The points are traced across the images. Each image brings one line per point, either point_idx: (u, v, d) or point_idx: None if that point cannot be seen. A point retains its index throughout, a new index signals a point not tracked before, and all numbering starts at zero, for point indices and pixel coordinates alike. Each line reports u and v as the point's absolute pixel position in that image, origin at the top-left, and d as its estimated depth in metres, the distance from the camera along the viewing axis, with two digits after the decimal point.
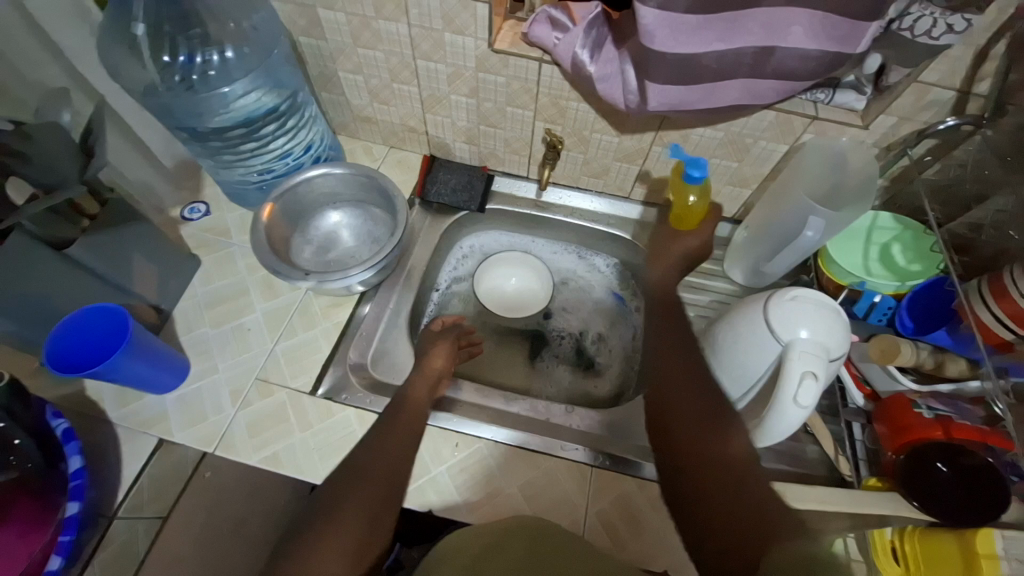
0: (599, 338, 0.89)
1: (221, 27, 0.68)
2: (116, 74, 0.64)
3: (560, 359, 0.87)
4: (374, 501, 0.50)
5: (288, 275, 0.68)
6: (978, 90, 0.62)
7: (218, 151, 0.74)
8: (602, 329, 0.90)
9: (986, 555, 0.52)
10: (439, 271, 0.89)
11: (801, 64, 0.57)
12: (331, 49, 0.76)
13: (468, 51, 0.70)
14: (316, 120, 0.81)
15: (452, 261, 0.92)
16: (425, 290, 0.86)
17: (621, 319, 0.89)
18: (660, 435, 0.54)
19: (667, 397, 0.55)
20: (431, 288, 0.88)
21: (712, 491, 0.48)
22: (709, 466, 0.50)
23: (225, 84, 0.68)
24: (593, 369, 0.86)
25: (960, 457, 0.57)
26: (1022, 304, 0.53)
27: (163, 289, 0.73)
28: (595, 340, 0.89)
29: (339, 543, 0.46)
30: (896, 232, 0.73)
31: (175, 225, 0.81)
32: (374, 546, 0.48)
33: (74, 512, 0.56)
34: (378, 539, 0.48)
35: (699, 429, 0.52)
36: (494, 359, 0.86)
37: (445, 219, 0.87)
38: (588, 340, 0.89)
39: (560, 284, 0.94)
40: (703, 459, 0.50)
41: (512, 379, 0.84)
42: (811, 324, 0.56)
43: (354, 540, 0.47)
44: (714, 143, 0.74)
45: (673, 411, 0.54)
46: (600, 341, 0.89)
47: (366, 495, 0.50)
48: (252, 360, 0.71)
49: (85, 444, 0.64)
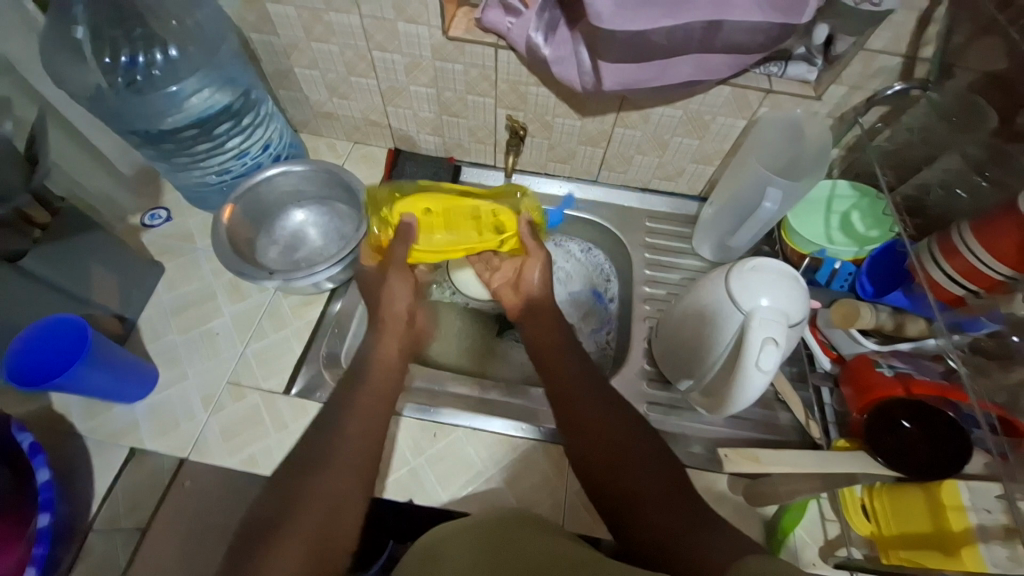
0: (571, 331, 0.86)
1: (164, 25, 0.67)
2: (60, 80, 0.63)
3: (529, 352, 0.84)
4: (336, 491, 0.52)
5: (252, 276, 0.67)
6: (923, 55, 0.63)
7: (172, 153, 0.72)
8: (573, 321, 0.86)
9: (952, 506, 0.56)
10: None
11: (749, 38, 0.58)
12: (284, 44, 0.74)
13: (422, 40, 0.70)
14: (273, 117, 0.79)
15: None
16: None
17: (595, 314, 0.87)
18: (584, 459, 0.58)
19: (582, 422, 0.60)
20: None
21: (644, 507, 0.52)
22: (640, 482, 0.54)
23: (173, 84, 0.68)
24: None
25: (922, 412, 0.59)
26: (970, 261, 0.55)
27: (126, 299, 0.71)
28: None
29: (295, 541, 0.48)
30: (854, 200, 0.75)
31: (136, 233, 0.79)
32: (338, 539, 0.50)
33: (46, 524, 0.55)
34: (338, 533, 0.50)
35: (623, 451, 0.56)
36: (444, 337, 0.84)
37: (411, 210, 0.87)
38: None
39: None
40: (624, 474, 0.55)
41: (462, 361, 0.82)
42: (769, 292, 0.57)
43: (313, 531, 0.49)
44: (675, 122, 0.75)
45: (593, 432, 0.59)
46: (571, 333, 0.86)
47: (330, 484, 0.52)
48: (224, 364, 0.70)
49: (55, 459, 0.63)
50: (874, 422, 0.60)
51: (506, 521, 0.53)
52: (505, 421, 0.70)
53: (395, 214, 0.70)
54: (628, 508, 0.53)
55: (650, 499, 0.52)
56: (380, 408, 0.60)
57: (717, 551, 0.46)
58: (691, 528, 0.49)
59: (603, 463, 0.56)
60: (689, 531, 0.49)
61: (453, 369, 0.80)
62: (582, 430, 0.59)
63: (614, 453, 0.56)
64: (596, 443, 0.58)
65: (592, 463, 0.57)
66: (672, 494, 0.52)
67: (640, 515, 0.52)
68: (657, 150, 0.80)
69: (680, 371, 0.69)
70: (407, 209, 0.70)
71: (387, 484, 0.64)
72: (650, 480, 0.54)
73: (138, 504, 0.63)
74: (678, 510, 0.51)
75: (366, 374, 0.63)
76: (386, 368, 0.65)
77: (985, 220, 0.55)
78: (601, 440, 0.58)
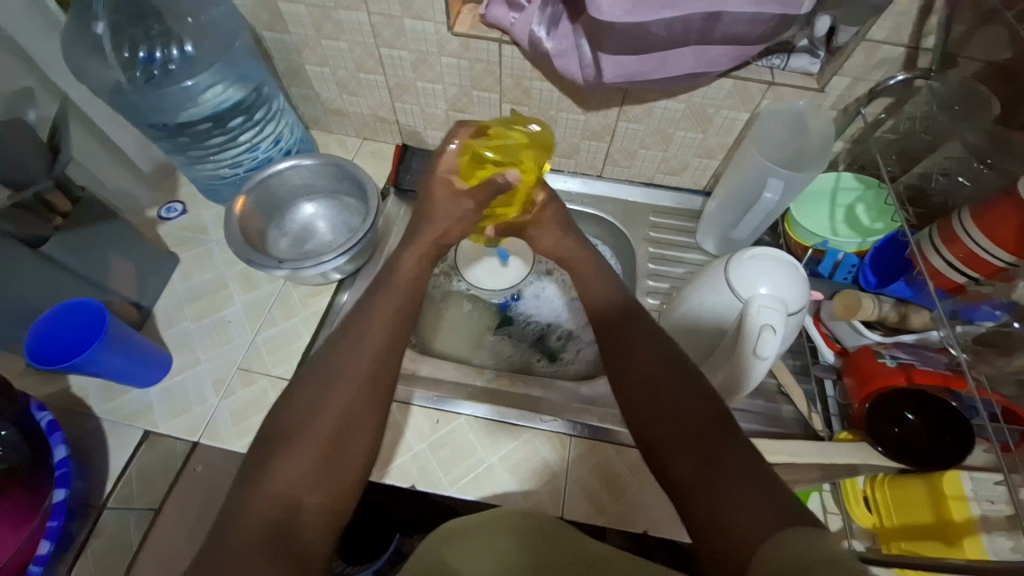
0: (569, 336, 0.84)
1: (180, 24, 0.70)
2: (81, 75, 0.66)
3: (516, 347, 0.85)
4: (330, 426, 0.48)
5: (262, 264, 0.69)
6: (926, 45, 0.63)
7: (186, 146, 0.75)
8: (573, 325, 0.85)
9: (954, 496, 0.56)
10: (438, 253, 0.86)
11: (749, 29, 0.59)
12: (296, 42, 0.77)
13: (429, 36, 0.71)
14: (284, 113, 0.82)
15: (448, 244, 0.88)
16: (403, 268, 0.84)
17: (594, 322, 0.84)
18: (628, 402, 0.53)
19: (627, 360, 0.56)
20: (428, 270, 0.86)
21: (682, 447, 0.46)
22: (675, 423, 0.48)
23: (189, 78, 0.70)
24: (553, 364, 0.83)
25: (924, 402, 0.59)
26: (970, 246, 0.55)
27: (142, 287, 0.74)
28: (563, 335, 0.85)
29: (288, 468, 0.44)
30: (860, 192, 0.74)
31: (154, 225, 0.82)
32: (341, 467, 0.46)
33: (61, 498, 0.57)
34: (342, 463, 0.46)
35: (656, 386, 0.52)
36: (446, 326, 0.85)
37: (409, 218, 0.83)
38: (556, 333, 0.85)
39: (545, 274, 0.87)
40: (664, 415, 0.49)
41: (457, 350, 0.84)
42: (768, 281, 0.58)
43: (313, 455, 0.45)
44: (678, 115, 0.75)
45: (636, 373, 0.54)
46: (568, 337, 0.85)
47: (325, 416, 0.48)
48: (234, 350, 0.73)
49: (73, 438, 0.66)
50: (878, 413, 0.60)
51: (522, 521, 0.50)
52: (511, 411, 0.70)
53: (528, 163, 0.65)
54: (656, 448, 0.48)
55: (676, 441, 0.47)
56: (396, 341, 0.55)
57: (737, 506, 0.39)
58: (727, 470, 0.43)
59: (637, 401, 0.52)
60: (714, 483, 0.42)
61: (448, 359, 0.81)
62: (627, 373, 0.55)
63: (648, 392, 0.52)
64: (636, 384, 0.53)
65: (630, 407, 0.53)
66: (704, 442, 0.45)
67: (663, 454, 0.48)
68: (661, 144, 0.81)
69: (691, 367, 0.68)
70: (533, 172, 0.67)
71: (390, 468, 0.66)
72: (688, 421, 0.48)
73: (150, 485, 0.65)
74: (707, 446, 0.45)
75: (375, 300, 0.58)
76: (392, 292, 0.58)
77: (984, 207, 0.55)
78: (638, 376, 0.54)
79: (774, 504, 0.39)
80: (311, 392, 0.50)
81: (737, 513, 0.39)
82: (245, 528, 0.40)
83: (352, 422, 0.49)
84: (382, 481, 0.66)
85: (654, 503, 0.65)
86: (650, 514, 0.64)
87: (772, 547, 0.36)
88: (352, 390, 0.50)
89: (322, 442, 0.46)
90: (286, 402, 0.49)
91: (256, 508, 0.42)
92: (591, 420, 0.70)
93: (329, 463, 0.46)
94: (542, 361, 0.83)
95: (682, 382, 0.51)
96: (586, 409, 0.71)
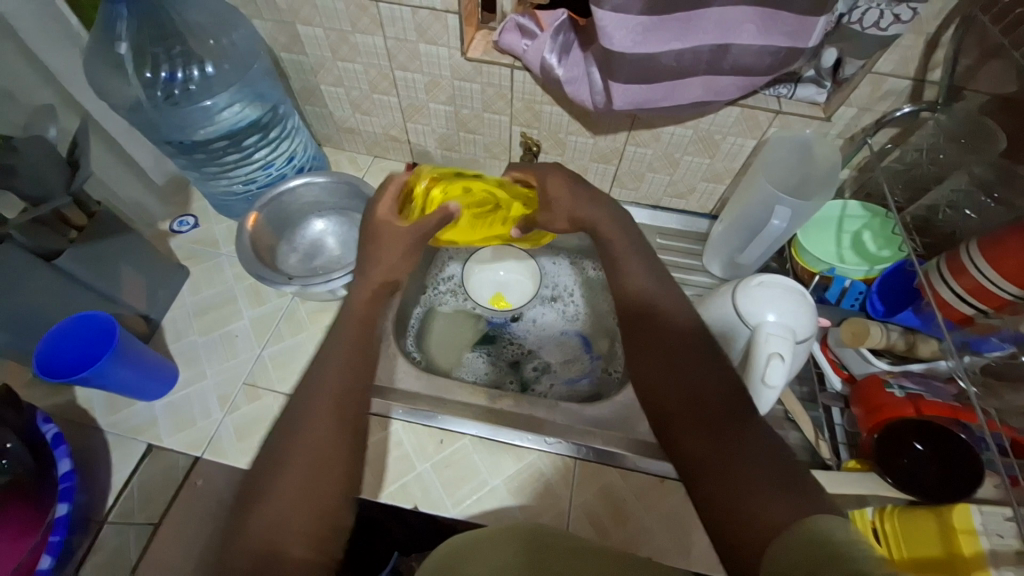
0: (546, 369, 0.83)
1: (201, 44, 0.71)
2: (103, 93, 0.68)
3: (494, 368, 0.83)
4: (319, 448, 0.44)
5: (272, 280, 0.70)
6: (932, 78, 0.64)
7: (202, 163, 0.77)
8: (552, 359, 0.84)
9: (963, 530, 0.53)
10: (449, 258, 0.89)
11: (756, 60, 0.60)
12: (312, 63, 0.78)
13: (442, 61, 0.73)
14: (299, 131, 0.84)
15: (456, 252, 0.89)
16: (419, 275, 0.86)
17: (576, 360, 0.83)
18: (641, 376, 0.51)
19: (645, 333, 0.53)
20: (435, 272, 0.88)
21: (693, 430, 0.45)
22: (689, 410, 0.46)
23: (208, 98, 0.72)
24: (524, 393, 0.80)
25: (932, 432, 0.59)
26: (978, 280, 0.55)
27: (152, 300, 0.75)
28: (540, 366, 0.83)
29: (280, 500, 0.41)
30: (866, 220, 0.75)
31: (165, 238, 0.83)
32: (331, 491, 0.43)
33: (65, 512, 0.57)
34: (332, 485, 0.43)
35: (674, 363, 0.49)
36: (439, 330, 0.86)
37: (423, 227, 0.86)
38: (532, 364, 0.83)
39: (549, 298, 0.88)
40: (677, 395, 0.47)
41: (441, 355, 0.83)
42: (776, 308, 0.58)
43: (302, 484, 0.42)
44: (686, 141, 0.76)
45: (648, 348, 0.52)
46: (545, 371, 0.83)
47: (312, 437, 0.45)
48: (240, 365, 0.73)
49: (76, 451, 0.66)
50: (885, 442, 0.60)
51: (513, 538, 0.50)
52: (515, 433, 0.70)
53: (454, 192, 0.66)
54: (667, 425, 0.47)
55: (690, 421, 0.45)
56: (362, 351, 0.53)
57: (755, 496, 0.38)
58: (740, 461, 0.41)
59: (653, 382, 0.50)
60: (727, 474, 0.41)
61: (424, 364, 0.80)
62: (643, 347, 0.52)
63: (664, 368, 0.49)
64: (654, 366, 0.50)
65: (644, 384, 0.51)
66: (719, 430, 0.43)
67: (676, 436, 0.46)
68: (668, 168, 0.82)
69: None
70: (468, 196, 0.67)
71: (393, 488, 0.65)
72: (701, 403, 0.46)
73: (151, 499, 0.64)
74: (720, 432, 0.43)
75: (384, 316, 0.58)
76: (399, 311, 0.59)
77: (993, 240, 0.55)
78: (655, 351, 0.51)
79: (790, 499, 0.37)
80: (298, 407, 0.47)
81: (749, 509, 0.38)
82: (256, 535, 0.39)
83: (331, 450, 0.44)
84: (386, 502, 0.66)
85: (660, 533, 0.64)
86: (655, 541, 0.63)
87: (783, 545, 0.34)
88: (358, 386, 0.50)
89: (322, 436, 0.45)
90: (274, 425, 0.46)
91: (268, 512, 0.40)
92: (596, 444, 0.69)
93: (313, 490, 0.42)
94: (514, 387, 0.80)
95: (699, 362, 0.49)
96: (591, 432, 0.69)
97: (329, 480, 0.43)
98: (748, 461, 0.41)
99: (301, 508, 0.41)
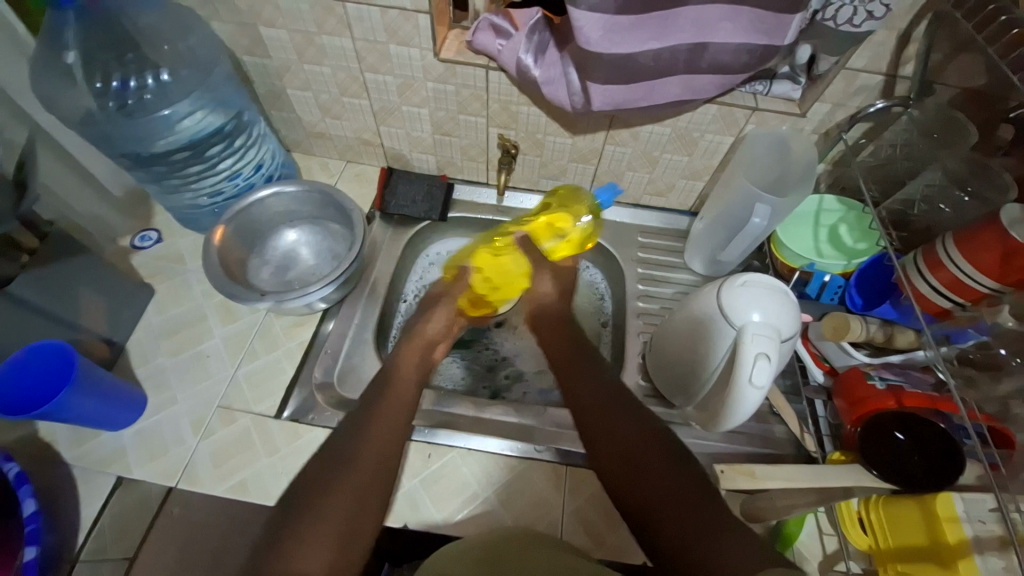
0: (518, 377, 0.83)
1: (156, 49, 0.67)
2: (51, 105, 0.64)
3: (470, 373, 0.83)
4: (355, 488, 0.50)
5: (243, 297, 0.66)
6: (903, 73, 0.65)
7: (163, 176, 0.73)
8: (526, 367, 0.83)
9: (947, 518, 0.54)
10: (404, 280, 0.86)
11: (733, 58, 0.60)
12: (276, 66, 0.75)
13: (414, 62, 0.70)
14: (266, 138, 0.81)
15: (418, 270, 0.88)
16: (397, 286, 0.85)
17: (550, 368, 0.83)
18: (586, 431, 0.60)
19: (580, 394, 0.63)
20: (397, 299, 0.85)
21: (638, 472, 0.53)
22: (633, 450, 0.55)
23: (166, 107, 0.68)
24: (493, 399, 0.79)
25: (913, 423, 0.58)
26: (954, 273, 0.57)
27: (115, 322, 0.71)
28: (512, 374, 0.83)
29: (320, 534, 0.46)
30: (842, 213, 0.76)
31: (127, 254, 0.79)
32: (366, 527, 0.48)
33: (32, 557, 0.54)
34: (367, 523, 0.48)
35: (613, 416, 0.59)
36: None
37: (407, 231, 0.86)
38: (505, 370, 0.84)
39: None
40: (617, 443, 0.56)
41: None
42: (761, 307, 0.58)
43: (344, 518, 0.47)
44: (664, 139, 0.76)
45: (584, 405, 0.62)
46: (517, 379, 0.83)
47: (350, 480, 0.50)
48: (215, 387, 0.70)
49: (40, 486, 0.62)
50: (866, 432, 0.59)
51: (498, 553, 0.51)
52: (499, 440, 0.69)
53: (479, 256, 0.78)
54: (619, 471, 0.54)
55: (635, 464, 0.54)
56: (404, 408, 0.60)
57: (694, 518, 0.47)
58: (678, 494, 0.50)
59: (597, 430, 0.59)
60: (681, 499, 0.49)
61: None
62: (581, 405, 0.62)
63: (606, 420, 0.59)
64: (594, 416, 0.60)
65: (589, 436, 0.59)
66: (666, 459, 0.53)
67: (623, 480, 0.54)
68: (648, 166, 0.82)
69: (677, 390, 0.70)
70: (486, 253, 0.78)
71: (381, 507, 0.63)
72: (640, 447, 0.55)
73: (125, 532, 0.61)
74: (661, 470, 0.52)
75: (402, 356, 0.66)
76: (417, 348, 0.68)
77: (968, 233, 0.56)
78: (593, 406, 0.61)
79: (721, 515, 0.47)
80: (353, 443, 0.53)
81: (706, 525, 0.46)
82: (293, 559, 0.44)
83: (370, 489, 0.51)
84: None
85: None
86: None
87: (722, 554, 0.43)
88: (393, 428, 0.57)
89: (366, 466, 0.52)
90: (321, 458, 0.52)
91: (305, 539, 0.45)
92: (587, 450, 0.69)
93: (352, 525, 0.47)
94: (485, 394, 0.80)
95: (627, 414, 0.59)
96: None
97: (369, 516, 0.49)
98: (684, 494, 0.49)
99: (341, 538, 0.46)
